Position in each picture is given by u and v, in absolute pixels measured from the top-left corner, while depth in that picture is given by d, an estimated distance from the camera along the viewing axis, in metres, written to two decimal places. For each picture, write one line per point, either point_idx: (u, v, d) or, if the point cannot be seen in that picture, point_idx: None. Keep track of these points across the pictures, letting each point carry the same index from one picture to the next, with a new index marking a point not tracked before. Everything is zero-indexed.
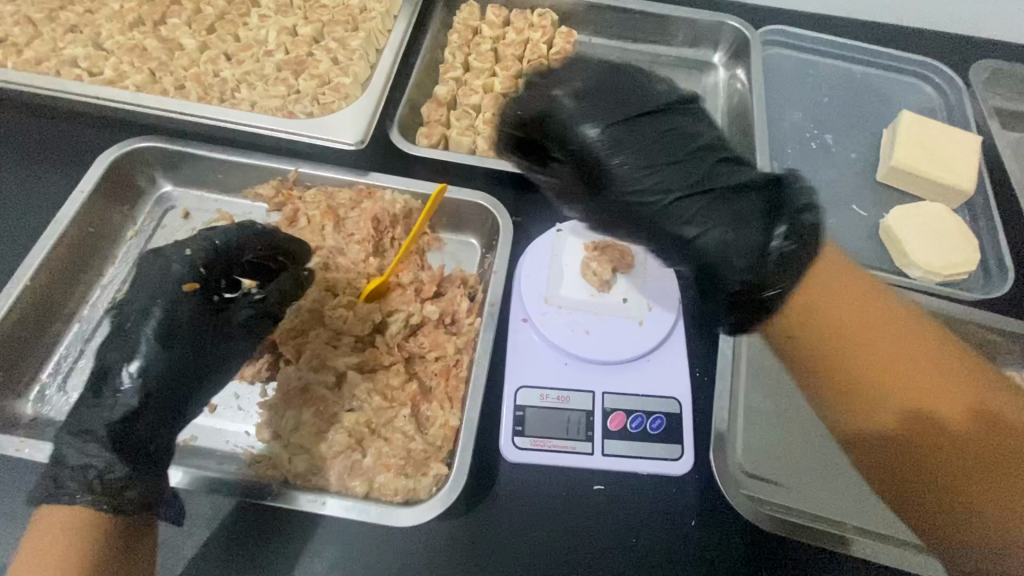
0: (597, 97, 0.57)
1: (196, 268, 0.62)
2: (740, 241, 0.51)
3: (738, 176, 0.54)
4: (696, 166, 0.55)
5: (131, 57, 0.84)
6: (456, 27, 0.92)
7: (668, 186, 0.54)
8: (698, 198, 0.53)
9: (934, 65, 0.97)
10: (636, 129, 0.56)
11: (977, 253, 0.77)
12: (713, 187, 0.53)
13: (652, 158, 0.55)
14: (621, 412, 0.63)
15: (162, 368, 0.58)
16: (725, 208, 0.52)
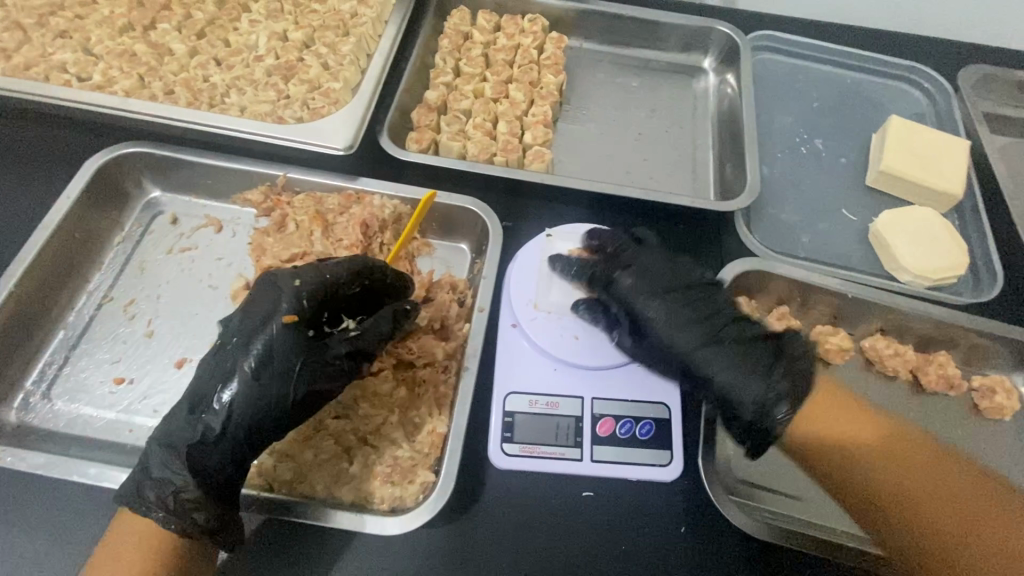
0: (643, 260, 0.67)
1: (299, 301, 0.57)
2: (744, 391, 0.60)
3: (748, 329, 0.64)
4: (713, 314, 0.64)
5: (120, 61, 0.84)
6: (447, 32, 0.92)
7: (688, 335, 0.63)
8: (721, 356, 0.61)
9: (923, 70, 0.97)
10: (657, 281, 0.66)
11: (965, 257, 0.78)
12: (727, 348, 0.62)
13: (674, 309, 0.64)
14: (609, 417, 0.62)
15: (251, 399, 0.53)
16: (738, 367, 0.61)
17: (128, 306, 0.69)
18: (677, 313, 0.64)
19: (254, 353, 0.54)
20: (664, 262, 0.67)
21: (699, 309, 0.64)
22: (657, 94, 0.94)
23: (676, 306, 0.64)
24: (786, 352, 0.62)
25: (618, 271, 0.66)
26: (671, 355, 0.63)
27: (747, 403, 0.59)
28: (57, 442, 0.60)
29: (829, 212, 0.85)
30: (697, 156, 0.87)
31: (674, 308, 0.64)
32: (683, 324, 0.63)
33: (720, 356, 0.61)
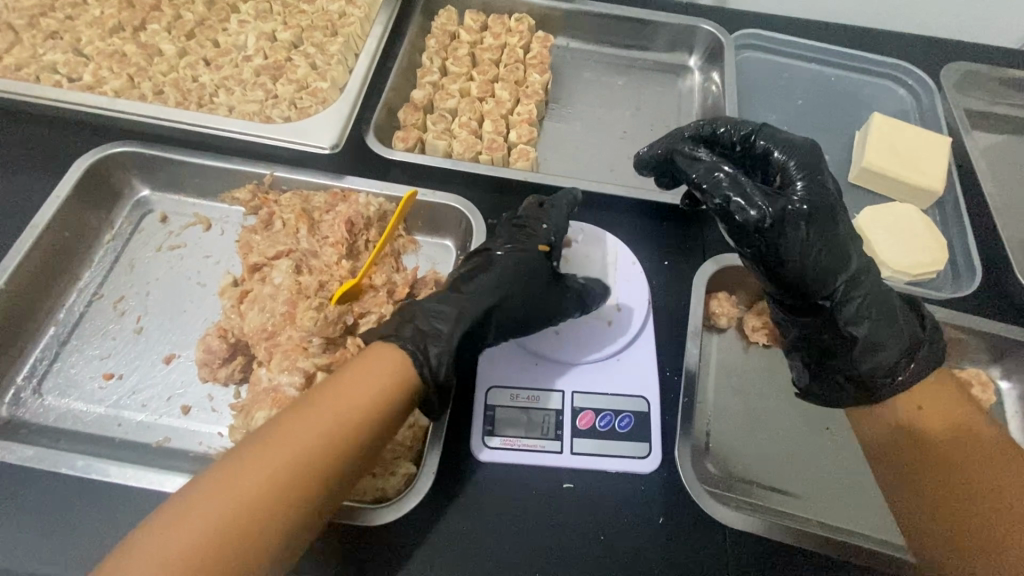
0: (821, 176, 0.61)
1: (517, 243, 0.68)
2: (890, 344, 0.59)
3: (858, 262, 0.60)
4: (848, 245, 0.60)
5: (110, 62, 0.85)
6: (434, 32, 0.93)
7: (836, 271, 0.59)
8: (862, 298, 0.59)
9: (905, 67, 0.98)
10: (828, 205, 0.60)
11: (944, 252, 0.79)
12: (870, 295, 0.59)
13: (843, 251, 0.59)
14: (589, 411, 0.64)
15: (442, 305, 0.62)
16: (888, 319, 0.60)
17: (118, 303, 0.70)
18: (849, 243, 0.60)
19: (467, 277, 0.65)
20: (825, 174, 0.62)
21: (851, 235, 0.61)
22: (643, 92, 0.95)
23: (838, 233, 0.59)
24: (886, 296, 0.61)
25: (798, 184, 0.61)
26: (806, 269, 0.58)
27: (881, 348, 0.59)
28: (47, 436, 0.61)
29: None
30: None
31: (825, 238, 0.58)
32: (838, 263, 0.59)
33: (874, 299, 0.60)
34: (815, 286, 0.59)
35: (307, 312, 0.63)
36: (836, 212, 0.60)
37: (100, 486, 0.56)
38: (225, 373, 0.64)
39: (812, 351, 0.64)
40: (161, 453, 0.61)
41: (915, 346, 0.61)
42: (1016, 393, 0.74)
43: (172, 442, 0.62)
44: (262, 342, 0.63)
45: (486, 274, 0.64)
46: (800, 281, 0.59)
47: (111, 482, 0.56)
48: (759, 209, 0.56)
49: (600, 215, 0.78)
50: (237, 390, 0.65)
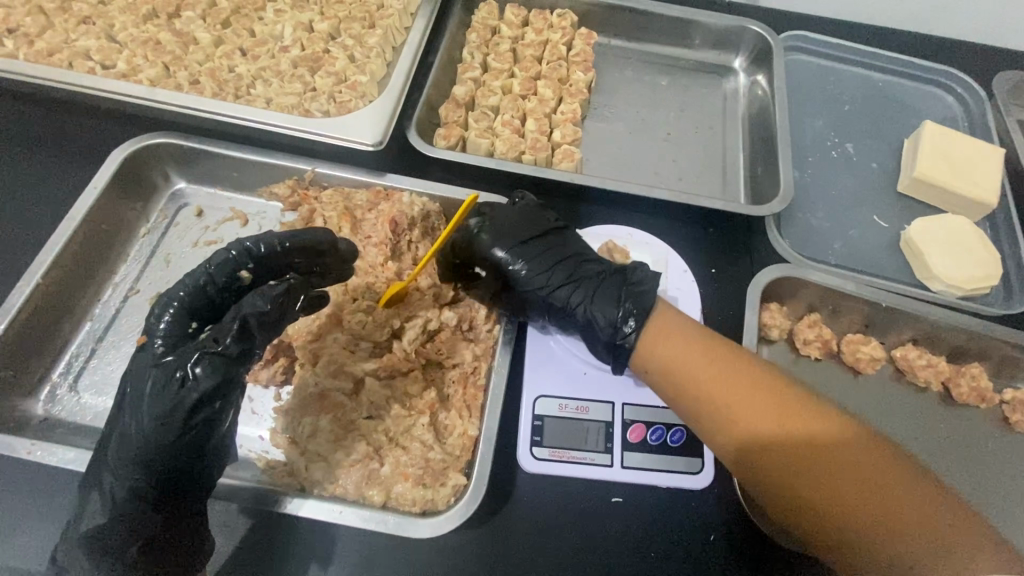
0: (506, 229, 0.62)
1: (184, 325, 0.52)
2: (597, 316, 0.59)
3: (543, 259, 0.61)
4: (530, 251, 0.62)
5: (145, 50, 0.83)
6: (474, 27, 0.90)
7: (540, 282, 0.61)
8: (567, 288, 0.60)
9: (956, 74, 0.95)
10: (505, 234, 0.62)
11: (999, 267, 0.76)
12: (579, 284, 0.61)
13: (525, 260, 0.61)
14: (641, 423, 0.62)
15: (136, 434, 0.49)
16: (606, 294, 0.59)
17: (154, 300, 0.68)
18: (548, 259, 0.61)
19: (144, 386, 0.50)
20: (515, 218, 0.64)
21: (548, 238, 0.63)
22: (686, 94, 0.92)
23: (535, 246, 0.62)
24: (581, 270, 0.62)
25: (498, 247, 0.61)
26: (558, 302, 0.61)
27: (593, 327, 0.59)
28: (84, 436, 0.60)
29: (860, 218, 0.83)
30: (727, 158, 0.86)
31: (524, 260, 0.61)
32: (529, 270, 0.61)
33: (578, 287, 0.60)
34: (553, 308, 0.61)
35: (355, 315, 0.63)
36: (541, 236, 0.63)
37: None
38: (266, 375, 0.61)
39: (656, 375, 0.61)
40: None
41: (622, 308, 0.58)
42: None
43: None
44: (307, 344, 0.62)
45: (147, 384, 0.50)
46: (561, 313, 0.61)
47: None
48: (531, 270, 0.61)
49: (644, 220, 0.77)
50: (277, 393, 0.62)
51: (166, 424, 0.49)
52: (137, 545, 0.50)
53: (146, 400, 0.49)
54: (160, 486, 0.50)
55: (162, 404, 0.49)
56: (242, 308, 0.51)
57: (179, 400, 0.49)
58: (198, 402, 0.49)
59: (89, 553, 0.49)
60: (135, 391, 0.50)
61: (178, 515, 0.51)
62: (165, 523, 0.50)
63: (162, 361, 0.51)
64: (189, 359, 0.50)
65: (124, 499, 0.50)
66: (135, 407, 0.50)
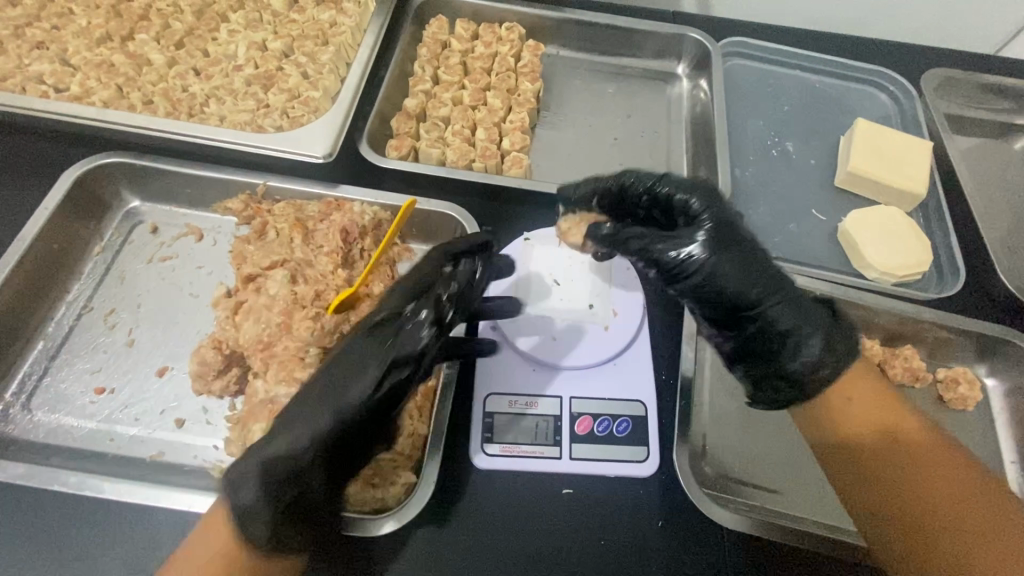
0: (726, 225, 0.59)
1: (409, 288, 0.57)
2: (807, 347, 0.57)
3: (753, 271, 0.58)
4: (747, 257, 0.58)
5: (98, 73, 0.84)
6: (425, 41, 0.93)
7: (750, 291, 0.57)
8: (778, 306, 0.57)
9: (886, 74, 1.01)
10: (733, 241, 0.58)
11: (929, 253, 0.80)
12: (788, 304, 0.58)
13: (749, 267, 0.57)
14: (587, 416, 0.64)
15: (336, 382, 0.53)
16: (814, 326, 0.58)
17: (108, 316, 0.69)
18: (788, 299, 0.58)
19: (352, 342, 0.55)
20: (736, 222, 0.60)
21: (760, 257, 0.59)
22: (633, 100, 0.96)
23: (751, 265, 0.58)
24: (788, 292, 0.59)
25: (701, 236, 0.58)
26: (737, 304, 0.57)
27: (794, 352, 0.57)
28: (36, 454, 0.60)
29: (799, 213, 0.87)
30: (672, 160, 0.90)
31: (746, 264, 0.57)
32: (754, 279, 0.57)
33: (793, 306, 0.58)
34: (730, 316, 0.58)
35: (303, 322, 0.63)
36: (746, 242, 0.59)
37: (90, 502, 0.55)
38: (221, 386, 0.64)
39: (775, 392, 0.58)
40: (157, 468, 0.60)
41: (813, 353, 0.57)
42: (1001, 391, 0.76)
43: (166, 456, 0.61)
44: (258, 353, 0.62)
45: (339, 359, 0.54)
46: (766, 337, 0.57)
47: (106, 498, 0.55)
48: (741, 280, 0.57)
49: None
50: (232, 402, 0.64)
51: (374, 371, 0.53)
52: (289, 509, 0.51)
53: (356, 375, 0.53)
54: (342, 461, 0.53)
55: (355, 378, 0.53)
56: (446, 286, 0.57)
57: (375, 369, 0.53)
58: (383, 376, 0.53)
59: (237, 512, 0.50)
60: (351, 346, 0.55)
61: (341, 493, 0.54)
62: (329, 490, 0.52)
63: (382, 319, 0.55)
64: (428, 307, 0.55)
65: (317, 467, 0.51)
66: (366, 357, 0.54)
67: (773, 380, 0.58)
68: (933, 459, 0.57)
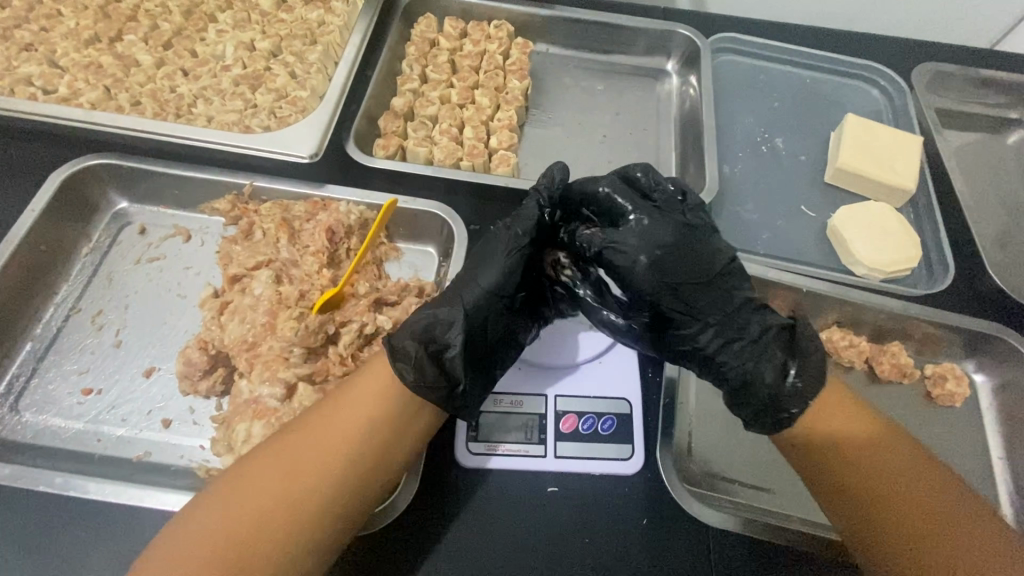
0: (672, 252, 0.57)
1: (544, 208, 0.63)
2: (761, 376, 0.58)
3: (695, 299, 0.58)
4: (693, 282, 0.58)
5: (86, 74, 0.84)
6: (413, 40, 0.93)
7: (692, 320, 0.58)
8: (717, 334, 0.58)
9: (878, 69, 1.00)
10: (681, 270, 0.57)
11: (918, 249, 0.80)
12: (734, 334, 0.58)
13: (690, 298, 0.58)
14: (572, 414, 0.65)
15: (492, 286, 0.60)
16: (765, 354, 0.58)
17: (96, 317, 0.69)
18: (748, 326, 0.58)
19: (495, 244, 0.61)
20: (689, 248, 0.58)
21: (710, 282, 0.58)
22: (623, 97, 0.96)
23: (713, 298, 0.58)
24: (741, 318, 0.58)
25: (639, 258, 0.56)
26: (676, 330, 0.59)
27: (752, 380, 0.58)
28: (24, 454, 0.61)
29: (788, 209, 0.87)
30: (661, 158, 0.90)
31: (685, 294, 0.57)
32: (695, 308, 0.58)
33: (740, 334, 0.58)
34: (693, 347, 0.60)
35: (287, 322, 0.63)
36: (694, 269, 0.57)
37: (76, 503, 0.55)
38: (207, 386, 0.64)
39: (741, 413, 0.60)
40: (143, 468, 0.60)
41: (768, 382, 0.58)
42: (990, 387, 0.75)
43: (152, 457, 0.61)
44: (243, 353, 0.63)
45: (490, 267, 0.60)
46: (705, 362, 0.60)
47: (91, 498, 0.56)
48: (677, 310, 0.58)
49: None
50: (218, 403, 0.64)
51: (511, 281, 0.60)
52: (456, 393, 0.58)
53: (486, 292, 0.60)
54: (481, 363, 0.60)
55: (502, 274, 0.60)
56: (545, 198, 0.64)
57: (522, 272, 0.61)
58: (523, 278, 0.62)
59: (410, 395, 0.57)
60: (480, 264, 0.62)
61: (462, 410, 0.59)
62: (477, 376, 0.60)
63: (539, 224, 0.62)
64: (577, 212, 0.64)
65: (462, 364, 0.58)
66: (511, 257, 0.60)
67: (747, 409, 0.59)
68: (915, 467, 0.57)
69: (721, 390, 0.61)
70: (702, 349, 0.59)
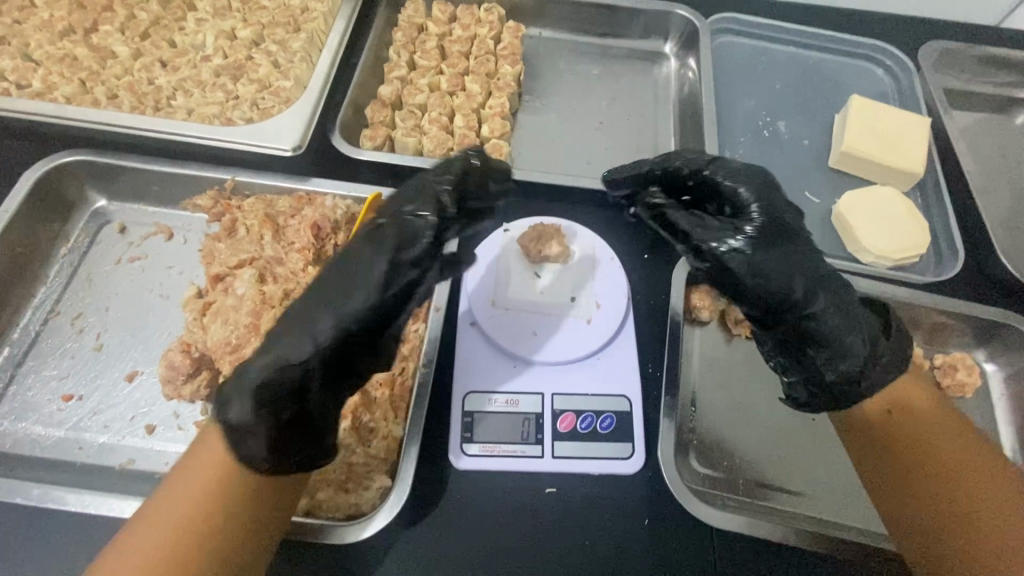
0: (769, 222, 0.57)
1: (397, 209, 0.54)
2: (855, 345, 0.57)
3: (800, 268, 0.56)
4: (794, 251, 0.57)
5: (60, 67, 0.81)
6: (401, 25, 0.90)
7: (794, 293, 0.56)
8: (826, 306, 0.56)
9: (883, 48, 0.96)
10: (784, 240, 0.57)
11: (926, 235, 0.77)
12: (838, 302, 0.57)
13: (796, 266, 0.56)
14: (570, 412, 0.62)
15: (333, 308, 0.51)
16: (857, 324, 0.57)
17: (76, 320, 0.67)
18: (843, 298, 0.57)
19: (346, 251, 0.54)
20: (781, 219, 0.58)
21: (811, 253, 0.58)
22: (619, 81, 0.93)
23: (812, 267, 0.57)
24: (842, 288, 0.58)
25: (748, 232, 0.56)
26: (772, 306, 0.56)
27: (847, 353, 0.57)
28: (2, 465, 0.58)
29: (791, 195, 0.84)
30: (659, 144, 0.86)
31: (789, 261, 0.56)
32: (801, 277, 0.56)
33: (840, 304, 0.57)
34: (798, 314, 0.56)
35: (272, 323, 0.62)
36: (792, 239, 0.58)
37: (56, 515, 0.53)
38: (191, 390, 0.62)
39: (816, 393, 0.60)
40: (127, 476, 0.58)
41: (858, 351, 0.57)
42: (1002, 375, 0.73)
43: (136, 464, 0.59)
44: (227, 356, 0.61)
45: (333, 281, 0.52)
46: (798, 338, 0.58)
47: (71, 510, 0.54)
48: (782, 281, 0.55)
49: (578, 209, 0.76)
50: (204, 407, 0.62)
51: (350, 292, 0.51)
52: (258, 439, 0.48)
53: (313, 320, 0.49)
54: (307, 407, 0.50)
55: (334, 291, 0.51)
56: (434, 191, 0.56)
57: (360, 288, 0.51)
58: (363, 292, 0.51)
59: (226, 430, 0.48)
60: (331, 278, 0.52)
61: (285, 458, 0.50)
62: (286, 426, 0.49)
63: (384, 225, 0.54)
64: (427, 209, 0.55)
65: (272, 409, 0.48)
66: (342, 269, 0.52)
67: (835, 386, 0.58)
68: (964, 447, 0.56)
69: (810, 369, 0.59)
70: (797, 322, 0.57)
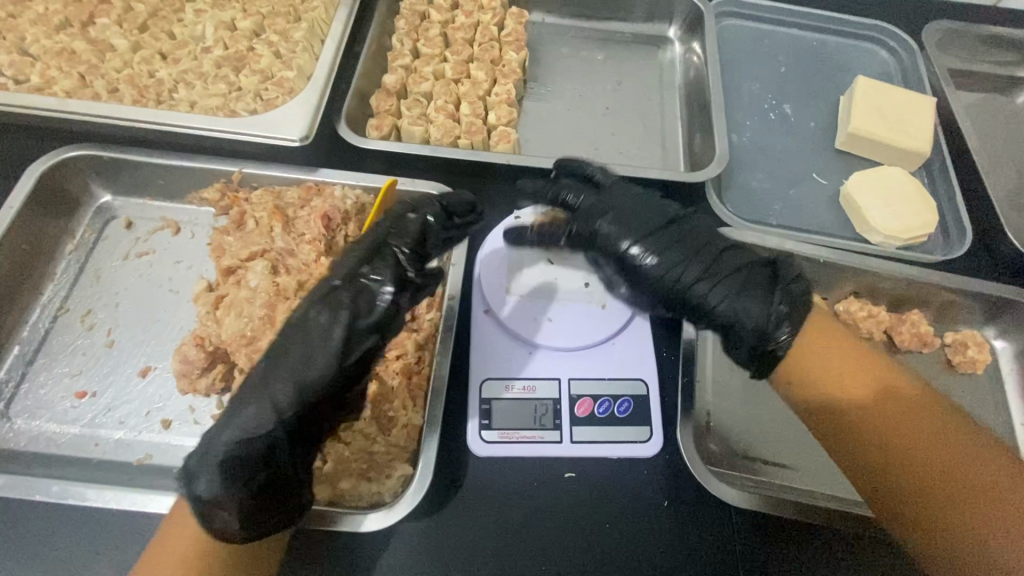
0: (631, 215, 0.60)
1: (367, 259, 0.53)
2: (749, 311, 0.56)
3: (671, 249, 0.58)
4: (669, 235, 0.59)
5: (59, 61, 0.80)
6: (403, 13, 0.88)
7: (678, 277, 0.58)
8: (708, 283, 0.57)
9: (887, 28, 0.96)
10: (656, 231, 0.59)
11: (935, 214, 0.77)
12: (718, 274, 0.58)
13: (667, 249, 0.58)
14: (587, 397, 0.62)
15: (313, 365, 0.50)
16: (750, 291, 0.56)
17: (86, 317, 0.66)
18: (726, 270, 0.58)
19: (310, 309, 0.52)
20: (645, 208, 0.61)
21: (684, 229, 0.60)
22: (623, 67, 0.92)
23: (686, 243, 0.59)
24: (724, 259, 0.58)
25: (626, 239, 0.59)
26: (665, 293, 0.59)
27: (744, 322, 0.56)
28: (17, 463, 0.58)
29: (799, 177, 0.84)
30: (665, 129, 0.86)
31: (660, 246, 0.58)
32: (677, 259, 0.58)
33: (726, 275, 0.57)
34: (681, 295, 0.58)
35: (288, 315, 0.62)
36: (666, 225, 0.60)
37: (75, 511, 0.53)
38: (206, 384, 0.61)
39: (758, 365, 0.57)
40: (145, 471, 0.58)
41: (759, 313, 0.56)
42: (1011, 352, 0.74)
43: (154, 459, 0.59)
44: (242, 349, 0.61)
45: (304, 340, 0.51)
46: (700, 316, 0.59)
47: (91, 505, 0.53)
48: (656, 265, 0.58)
49: None
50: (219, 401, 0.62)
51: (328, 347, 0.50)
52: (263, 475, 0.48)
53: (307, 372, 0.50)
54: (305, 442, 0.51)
55: (315, 353, 0.50)
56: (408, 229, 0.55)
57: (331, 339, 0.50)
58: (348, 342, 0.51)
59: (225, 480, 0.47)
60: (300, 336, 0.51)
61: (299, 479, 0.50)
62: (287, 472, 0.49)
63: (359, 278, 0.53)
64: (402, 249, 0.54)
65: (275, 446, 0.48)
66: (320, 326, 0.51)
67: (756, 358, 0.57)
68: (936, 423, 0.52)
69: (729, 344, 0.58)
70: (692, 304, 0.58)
